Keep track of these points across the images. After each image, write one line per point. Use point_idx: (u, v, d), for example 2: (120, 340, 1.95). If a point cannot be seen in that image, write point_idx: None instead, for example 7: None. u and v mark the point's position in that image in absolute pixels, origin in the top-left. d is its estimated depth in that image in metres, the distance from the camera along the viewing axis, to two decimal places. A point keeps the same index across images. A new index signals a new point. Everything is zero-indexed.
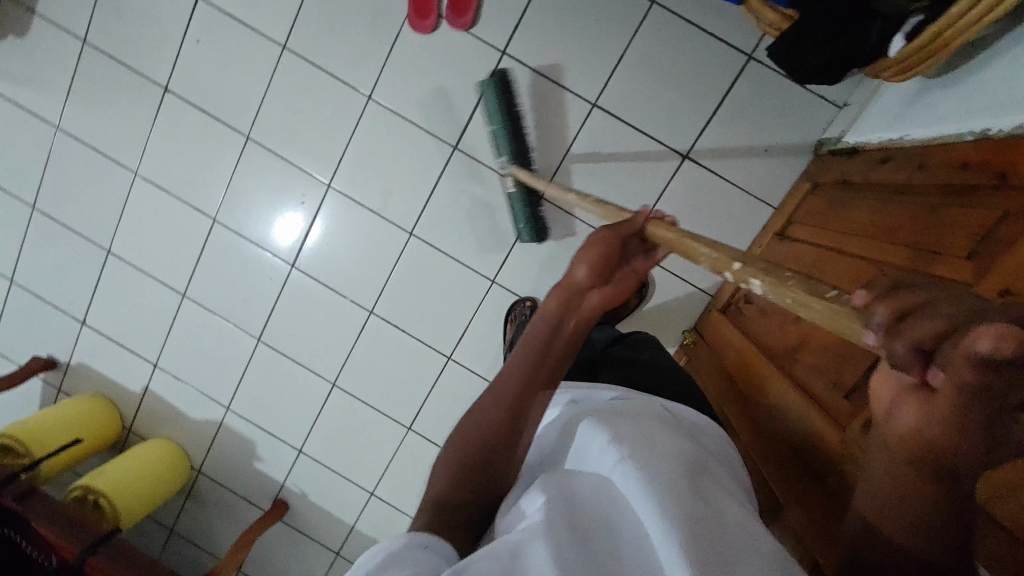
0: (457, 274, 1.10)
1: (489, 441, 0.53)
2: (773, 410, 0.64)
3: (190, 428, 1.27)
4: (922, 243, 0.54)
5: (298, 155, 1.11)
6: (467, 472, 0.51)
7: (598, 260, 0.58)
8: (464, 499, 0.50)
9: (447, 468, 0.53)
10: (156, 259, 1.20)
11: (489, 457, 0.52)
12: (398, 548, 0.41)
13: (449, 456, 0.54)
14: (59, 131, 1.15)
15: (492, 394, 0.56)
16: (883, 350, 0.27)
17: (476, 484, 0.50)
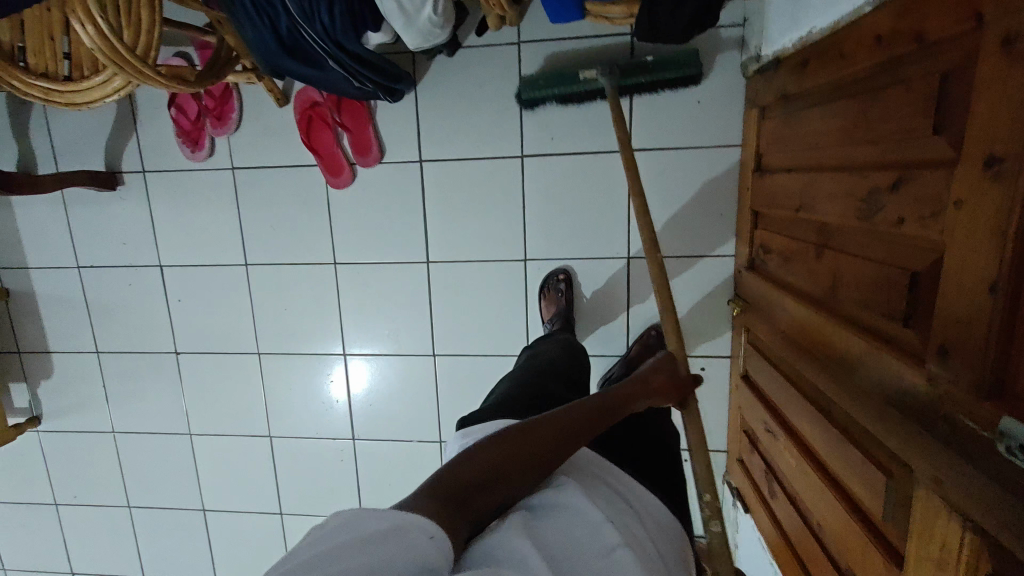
0: (493, 367, 1.10)
1: (525, 462, 0.53)
2: (846, 360, 0.57)
3: None
4: (884, 133, 0.50)
5: (305, 344, 1.15)
6: (488, 479, 0.51)
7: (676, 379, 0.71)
8: (478, 500, 0.49)
9: (482, 463, 0.52)
10: (244, 494, 1.25)
11: (516, 477, 0.53)
12: (401, 526, 0.41)
13: (489, 453, 0.53)
14: (116, 432, 1.25)
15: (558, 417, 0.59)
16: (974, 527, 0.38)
17: (498, 495, 0.51)
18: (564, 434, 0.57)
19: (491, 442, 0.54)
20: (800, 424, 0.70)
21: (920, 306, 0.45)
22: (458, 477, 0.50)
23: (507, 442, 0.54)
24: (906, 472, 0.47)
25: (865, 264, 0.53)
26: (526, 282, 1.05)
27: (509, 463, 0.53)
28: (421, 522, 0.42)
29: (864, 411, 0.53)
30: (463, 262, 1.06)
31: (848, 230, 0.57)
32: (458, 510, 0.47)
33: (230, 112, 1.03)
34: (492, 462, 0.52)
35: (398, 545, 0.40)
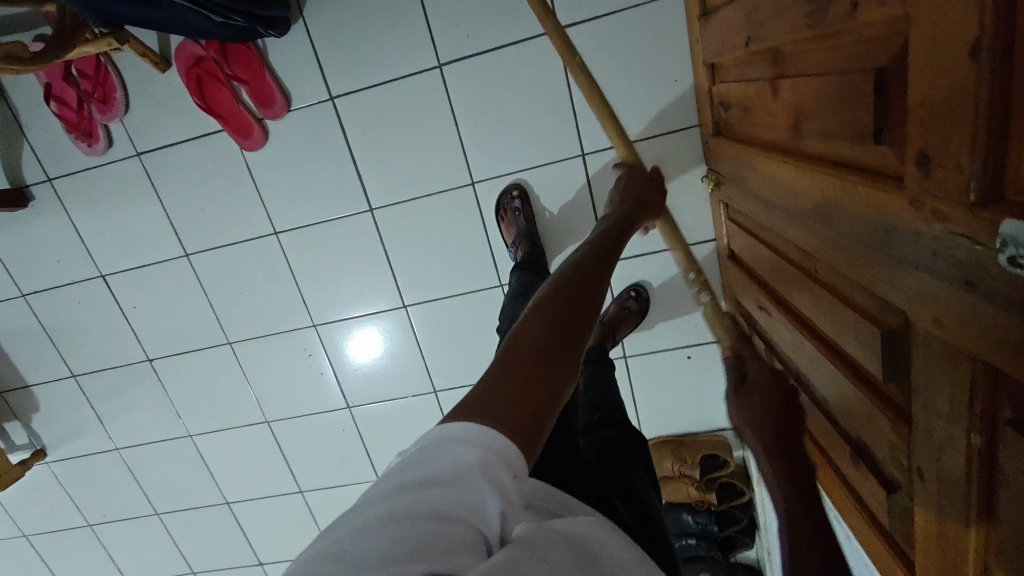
0: (469, 305, 1.03)
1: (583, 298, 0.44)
2: (817, 208, 0.48)
3: None
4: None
5: (273, 324, 1.09)
6: (558, 322, 0.41)
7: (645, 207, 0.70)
8: (557, 353, 0.39)
9: (546, 309, 0.42)
10: (260, 481, 1.25)
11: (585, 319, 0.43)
12: (485, 459, 0.32)
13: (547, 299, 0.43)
14: (120, 448, 1.24)
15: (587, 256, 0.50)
16: (980, 429, 0.32)
17: (577, 330, 0.42)
18: (603, 268, 0.48)
19: (545, 296, 0.44)
20: (788, 290, 0.62)
21: (889, 106, 0.35)
22: (526, 339, 0.40)
23: (562, 288, 0.44)
24: (899, 321, 0.39)
25: (824, 83, 0.43)
26: (480, 208, 0.96)
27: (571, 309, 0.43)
28: (508, 453, 0.33)
29: (848, 255, 0.44)
30: (408, 202, 0.96)
31: (804, 48, 0.46)
32: (534, 370, 0.38)
33: (112, 91, 0.92)
34: (554, 312, 0.42)
35: (477, 490, 0.31)
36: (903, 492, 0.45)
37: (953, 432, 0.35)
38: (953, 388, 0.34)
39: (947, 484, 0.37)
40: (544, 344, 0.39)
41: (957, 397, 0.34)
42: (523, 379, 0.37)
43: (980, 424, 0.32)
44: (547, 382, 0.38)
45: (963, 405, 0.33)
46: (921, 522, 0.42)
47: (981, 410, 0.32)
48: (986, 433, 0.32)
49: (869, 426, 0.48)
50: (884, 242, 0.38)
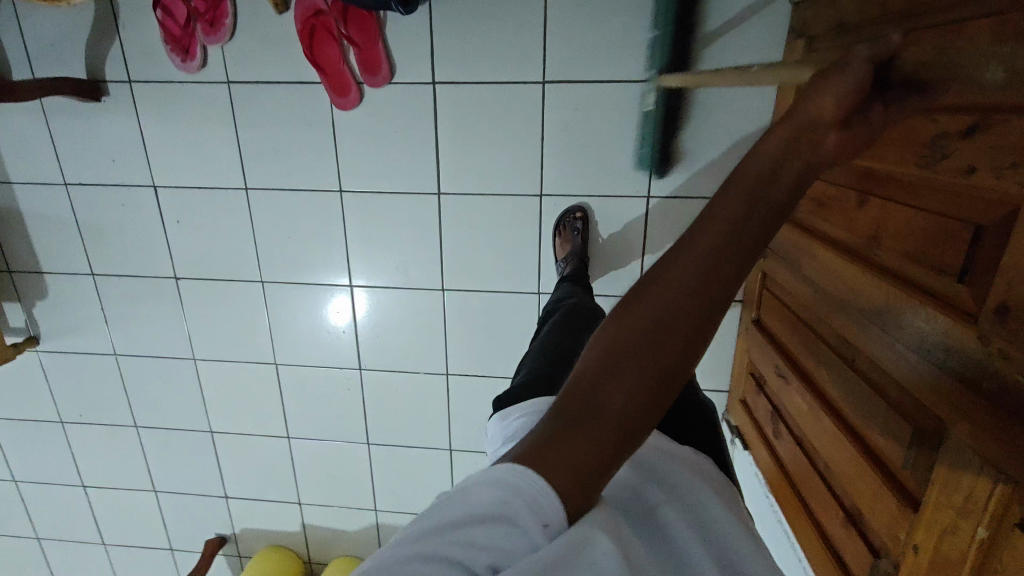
0: (502, 303, 1.08)
1: (650, 346, 0.36)
2: (877, 313, 0.56)
3: (355, 539, 1.37)
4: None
5: (309, 275, 1.12)
6: (610, 369, 0.37)
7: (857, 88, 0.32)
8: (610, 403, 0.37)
9: (609, 349, 0.37)
10: (250, 417, 1.27)
11: (641, 353, 0.36)
12: (508, 503, 0.36)
13: (622, 330, 0.37)
14: (119, 356, 1.25)
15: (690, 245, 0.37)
16: (990, 525, 0.41)
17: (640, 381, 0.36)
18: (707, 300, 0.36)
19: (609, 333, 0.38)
20: (817, 368, 0.71)
21: (981, 261, 0.43)
22: (573, 392, 0.38)
23: (632, 313, 0.37)
24: (934, 424, 0.48)
25: (917, 216, 0.51)
26: (540, 218, 1.02)
27: (626, 350, 0.37)
28: (546, 501, 0.36)
29: (897, 361, 0.52)
30: (476, 195, 1.01)
31: (899, 178, 0.54)
32: (581, 426, 0.37)
33: (223, 16, 0.93)
34: (599, 356, 0.38)
35: (497, 533, 0.36)
36: (888, 559, 0.54)
37: (959, 519, 0.44)
38: (975, 493, 0.43)
39: (942, 561, 0.46)
40: (586, 402, 0.37)
41: (975, 497, 0.43)
42: (576, 441, 0.36)
43: (990, 524, 0.41)
44: (599, 445, 0.36)
45: (979, 501, 0.42)
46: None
47: (993, 512, 0.41)
48: (996, 528, 0.41)
49: (871, 497, 0.57)
50: (940, 359, 0.46)
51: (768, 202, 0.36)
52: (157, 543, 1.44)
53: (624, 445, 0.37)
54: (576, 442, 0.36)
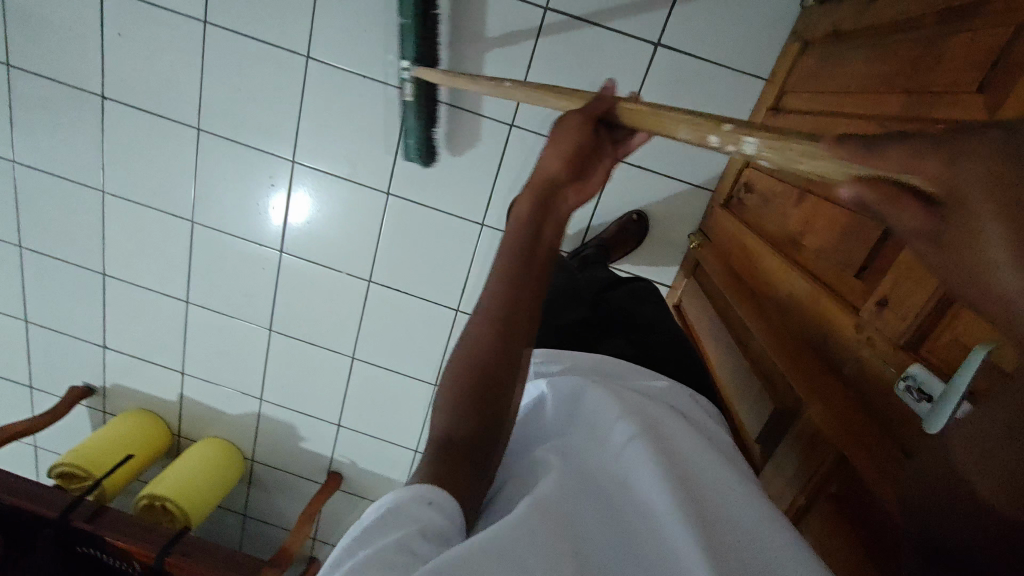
0: (444, 224, 1.06)
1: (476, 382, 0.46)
2: (780, 303, 0.59)
3: (233, 424, 1.33)
4: (925, 85, 0.47)
5: (251, 137, 1.05)
6: (457, 415, 0.45)
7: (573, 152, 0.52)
8: (463, 442, 0.44)
9: (450, 398, 0.47)
10: (150, 271, 1.19)
11: (476, 393, 0.46)
12: (396, 503, 0.37)
13: (455, 384, 0.47)
14: (16, 165, 1.13)
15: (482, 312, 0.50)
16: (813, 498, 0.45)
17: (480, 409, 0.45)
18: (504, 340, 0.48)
19: (451, 390, 0.47)
20: (715, 352, 0.74)
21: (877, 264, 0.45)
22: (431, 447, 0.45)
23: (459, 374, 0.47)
24: (792, 405, 0.51)
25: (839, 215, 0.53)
26: (503, 150, 1.01)
27: (464, 379, 0.47)
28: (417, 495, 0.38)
29: (781, 349, 0.55)
30: (447, 106, 0.98)
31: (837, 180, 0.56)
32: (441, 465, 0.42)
33: None
34: (451, 390, 0.47)
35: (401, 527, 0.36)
36: None
37: (788, 489, 0.48)
38: (805, 468, 0.46)
39: None
40: (447, 431, 0.45)
41: (805, 471, 0.46)
42: (450, 465, 0.42)
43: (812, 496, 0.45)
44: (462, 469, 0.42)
45: (808, 476, 0.45)
46: None
47: (818, 489, 0.44)
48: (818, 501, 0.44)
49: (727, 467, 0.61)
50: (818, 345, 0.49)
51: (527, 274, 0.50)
52: (15, 377, 1.35)
53: (488, 447, 0.44)
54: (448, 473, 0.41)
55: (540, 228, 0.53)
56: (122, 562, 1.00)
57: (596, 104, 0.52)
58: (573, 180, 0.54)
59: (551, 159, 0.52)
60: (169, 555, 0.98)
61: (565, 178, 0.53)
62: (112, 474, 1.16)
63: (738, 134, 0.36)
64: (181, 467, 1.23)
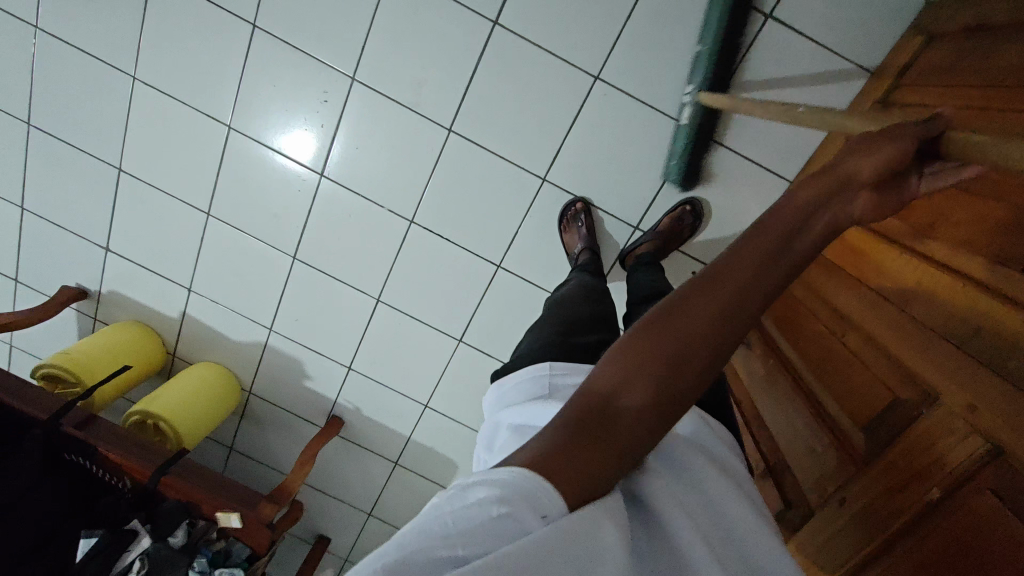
0: (502, 172, 1.00)
1: (665, 365, 0.40)
2: (897, 297, 0.56)
3: (234, 352, 1.25)
4: None
5: (311, 44, 0.97)
6: (629, 377, 0.40)
7: (888, 160, 0.43)
8: (621, 420, 0.39)
9: (633, 360, 0.41)
10: (172, 175, 1.10)
11: (659, 372, 0.40)
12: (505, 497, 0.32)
13: (639, 349, 0.41)
14: (39, 32, 1.02)
15: (707, 288, 0.43)
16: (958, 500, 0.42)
17: (657, 391, 0.40)
18: (719, 333, 0.42)
19: (632, 348, 0.41)
20: (793, 342, 0.71)
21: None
22: (581, 403, 0.40)
23: (648, 339, 0.41)
24: (920, 400, 0.48)
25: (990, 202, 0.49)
26: (583, 102, 0.94)
27: (654, 356, 0.41)
28: (533, 494, 0.33)
29: (902, 343, 0.52)
30: (531, 45, 0.92)
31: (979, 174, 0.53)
32: (583, 433, 0.37)
33: None
34: (634, 355, 0.41)
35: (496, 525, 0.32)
36: (799, 511, 0.57)
37: (914, 482, 0.45)
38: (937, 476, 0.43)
39: (870, 516, 0.48)
40: (607, 396, 0.40)
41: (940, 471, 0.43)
42: (587, 445, 0.37)
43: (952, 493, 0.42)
44: (603, 450, 0.37)
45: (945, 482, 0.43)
46: (807, 530, 0.54)
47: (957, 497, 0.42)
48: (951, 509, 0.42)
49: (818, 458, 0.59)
50: (963, 340, 0.46)
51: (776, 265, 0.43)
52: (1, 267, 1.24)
53: (637, 448, 0.39)
54: (588, 450, 0.37)
55: (808, 227, 0.44)
56: (113, 476, 0.93)
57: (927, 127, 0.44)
58: (870, 184, 0.44)
59: (865, 164, 0.44)
60: (164, 475, 0.92)
61: (869, 188, 0.45)
62: (104, 383, 1.09)
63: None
64: (177, 389, 1.15)
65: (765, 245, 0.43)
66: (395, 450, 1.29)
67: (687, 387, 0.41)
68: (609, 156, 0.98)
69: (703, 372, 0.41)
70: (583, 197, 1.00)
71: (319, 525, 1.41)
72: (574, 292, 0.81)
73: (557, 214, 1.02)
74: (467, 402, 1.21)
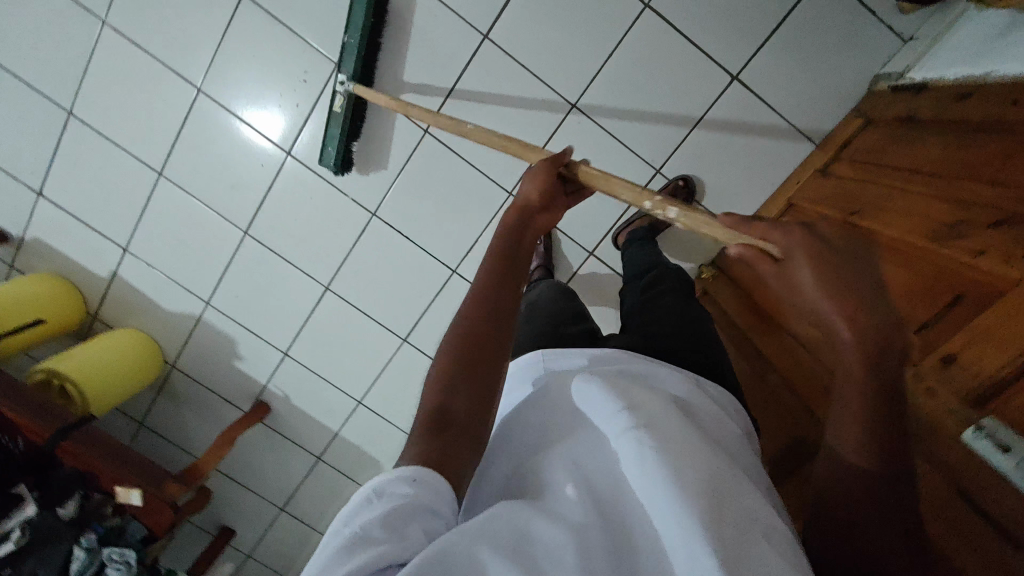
0: (471, 180, 1.02)
1: (465, 361, 0.48)
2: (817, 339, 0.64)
3: (163, 321, 1.19)
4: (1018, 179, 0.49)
5: (299, 23, 0.96)
6: (450, 384, 0.46)
7: (547, 188, 0.62)
8: (458, 407, 0.45)
9: (438, 374, 0.48)
10: (128, 128, 1.05)
11: (468, 364, 0.48)
12: (380, 486, 0.39)
13: (440, 364, 0.49)
14: None
15: (470, 301, 0.53)
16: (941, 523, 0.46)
17: (475, 379, 0.47)
18: (498, 318, 0.52)
19: (436, 366, 0.49)
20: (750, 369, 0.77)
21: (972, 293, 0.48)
22: (418, 422, 0.45)
23: (443, 355, 0.49)
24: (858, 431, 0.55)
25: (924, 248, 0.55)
26: (558, 127, 0.97)
27: (450, 368, 0.48)
28: (400, 473, 0.40)
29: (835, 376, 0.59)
30: (517, 64, 0.94)
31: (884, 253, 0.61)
32: (443, 433, 0.43)
33: None
34: (440, 370, 0.48)
35: (383, 508, 0.37)
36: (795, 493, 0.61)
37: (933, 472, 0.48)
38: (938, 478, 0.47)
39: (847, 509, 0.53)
40: (439, 408, 0.45)
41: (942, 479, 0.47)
42: (448, 437, 0.43)
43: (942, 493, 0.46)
44: (452, 436, 0.43)
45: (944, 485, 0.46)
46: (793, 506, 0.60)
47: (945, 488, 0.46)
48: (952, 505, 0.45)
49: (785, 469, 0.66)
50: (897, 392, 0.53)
51: (515, 268, 0.56)
52: None
53: (480, 413, 0.46)
54: (448, 443, 0.43)
55: (520, 242, 0.59)
56: (4, 436, 0.86)
57: (556, 161, 0.64)
58: (548, 205, 0.63)
59: (531, 195, 0.62)
60: (65, 441, 0.85)
61: (544, 209, 0.62)
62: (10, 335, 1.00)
63: (661, 206, 0.57)
64: (94, 350, 1.08)
65: (495, 259, 0.56)
66: (320, 445, 1.26)
67: (497, 362, 0.50)
68: None
69: (501, 346, 0.51)
70: None
71: (225, 515, 1.34)
72: (550, 291, 0.84)
73: None
74: (402, 402, 1.20)
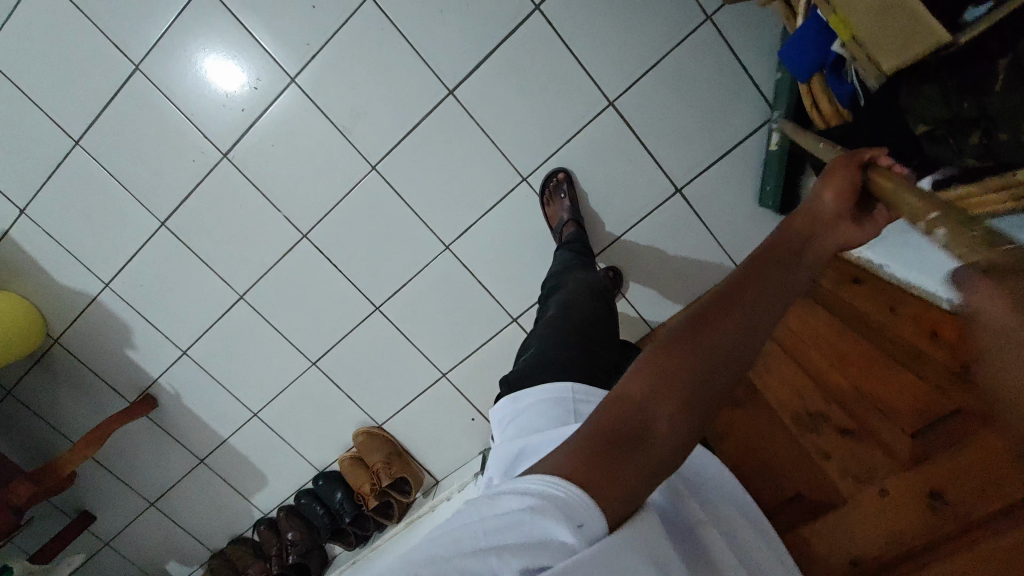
0: (410, 224, 1.01)
1: (688, 377, 0.36)
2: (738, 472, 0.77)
3: (54, 293, 1.09)
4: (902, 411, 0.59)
5: (259, 29, 0.91)
6: (661, 391, 0.36)
7: (847, 190, 0.44)
8: (646, 429, 0.35)
9: (649, 371, 0.37)
10: (48, 88, 0.96)
11: (689, 383, 0.36)
12: (535, 507, 0.34)
13: (660, 360, 0.37)
14: None
15: (721, 292, 0.39)
16: None
17: (689, 403, 0.36)
18: (754, 335, 0.37)
19: (650, 356, 0.38)
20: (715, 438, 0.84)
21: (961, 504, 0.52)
22: (600, 420, 0.37)
23: (667, 349, 0.37)
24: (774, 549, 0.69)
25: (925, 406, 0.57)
26: (507, 194, 0.99)
27: (662, 369, 0.37)
28: (570, 501, 0.34)
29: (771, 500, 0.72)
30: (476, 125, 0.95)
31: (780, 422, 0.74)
32: (608, 449, 0.35)
33: None
34: (654, 368, 0.37)
35: (529, 535, 0.34)
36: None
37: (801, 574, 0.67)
38: None
39: None
40: (634, 412, 0.36)
41: None
42: (619, 461, 0.35)
43: None
44: (620, 465, 0.35)
45: None
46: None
47: None
48: None
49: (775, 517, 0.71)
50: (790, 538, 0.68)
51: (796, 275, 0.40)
52: None
53: (664, 462, 0.36)
54: (617, 467, 0.35)
55: (815, 241, 0.42)
56: None
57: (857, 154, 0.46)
58: (848, 213, 0.44)
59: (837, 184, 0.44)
60: None
61: (845, 213, 0.44)
62: None
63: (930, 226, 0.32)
64: None
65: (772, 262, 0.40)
66: (205, 448, 1.21)
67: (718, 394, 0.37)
68: (515, 248, 1.03)
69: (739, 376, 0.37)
70: (477, 276, 1.05)
71: (86, 501, 1.25)
72: (586, 292, 0.81)
73: (451, 280, 1.05)
74: (300, 423, 1.17)
